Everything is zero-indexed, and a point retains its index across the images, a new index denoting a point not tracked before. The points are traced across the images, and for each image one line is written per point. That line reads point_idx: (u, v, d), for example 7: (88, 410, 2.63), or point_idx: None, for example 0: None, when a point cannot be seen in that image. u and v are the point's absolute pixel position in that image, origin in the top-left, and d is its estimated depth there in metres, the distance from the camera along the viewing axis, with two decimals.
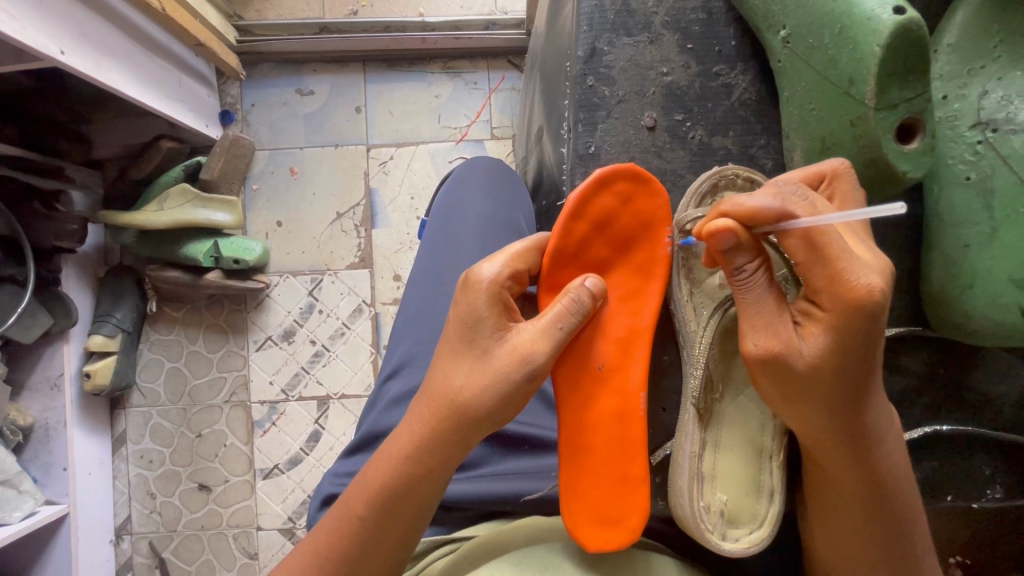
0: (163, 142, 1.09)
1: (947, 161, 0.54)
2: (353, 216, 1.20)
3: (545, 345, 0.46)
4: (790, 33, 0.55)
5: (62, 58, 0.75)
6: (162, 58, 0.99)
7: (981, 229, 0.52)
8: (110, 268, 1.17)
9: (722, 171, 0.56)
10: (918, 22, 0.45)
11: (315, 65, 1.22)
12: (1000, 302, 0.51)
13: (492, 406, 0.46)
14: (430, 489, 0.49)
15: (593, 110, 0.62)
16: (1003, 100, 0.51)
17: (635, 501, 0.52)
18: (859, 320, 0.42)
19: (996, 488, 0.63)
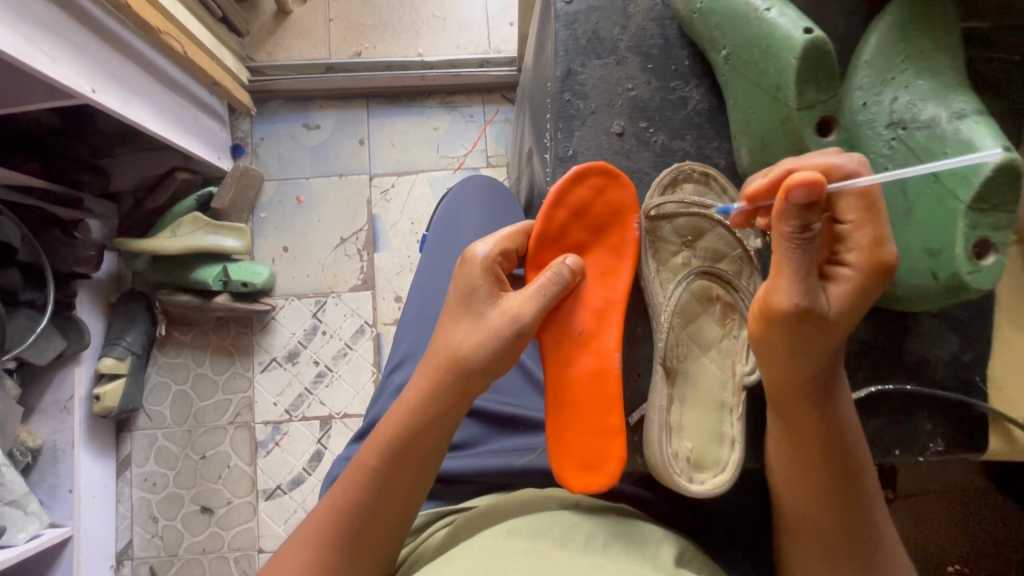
0: (178, 173, 1.16)
1: (868, 157, 0.55)
2: (356, 240, 1.26)
3: (532, 309, 0.51)
4: (729, 52, 0.61)
5: (93, 97, 0.82)
6: (180, 96, 1.07)
7: (898, 210, 0.54)
8: (122, 293, 1.22)
9: (680, 167, 0.62)
10: (824, 40, 0.53)
11: (322, 102, 1.31)
12: (919, 272, 0.53)
13: (487, 363, 0.50)
14: (433, 444, 0.51)
15: (569, 120, 0.67)
16: (911, 103, 0.53)
17: (613, 447, 0.54)
18: (877, 276, 0.48)
19: (938, 441, 0.63)
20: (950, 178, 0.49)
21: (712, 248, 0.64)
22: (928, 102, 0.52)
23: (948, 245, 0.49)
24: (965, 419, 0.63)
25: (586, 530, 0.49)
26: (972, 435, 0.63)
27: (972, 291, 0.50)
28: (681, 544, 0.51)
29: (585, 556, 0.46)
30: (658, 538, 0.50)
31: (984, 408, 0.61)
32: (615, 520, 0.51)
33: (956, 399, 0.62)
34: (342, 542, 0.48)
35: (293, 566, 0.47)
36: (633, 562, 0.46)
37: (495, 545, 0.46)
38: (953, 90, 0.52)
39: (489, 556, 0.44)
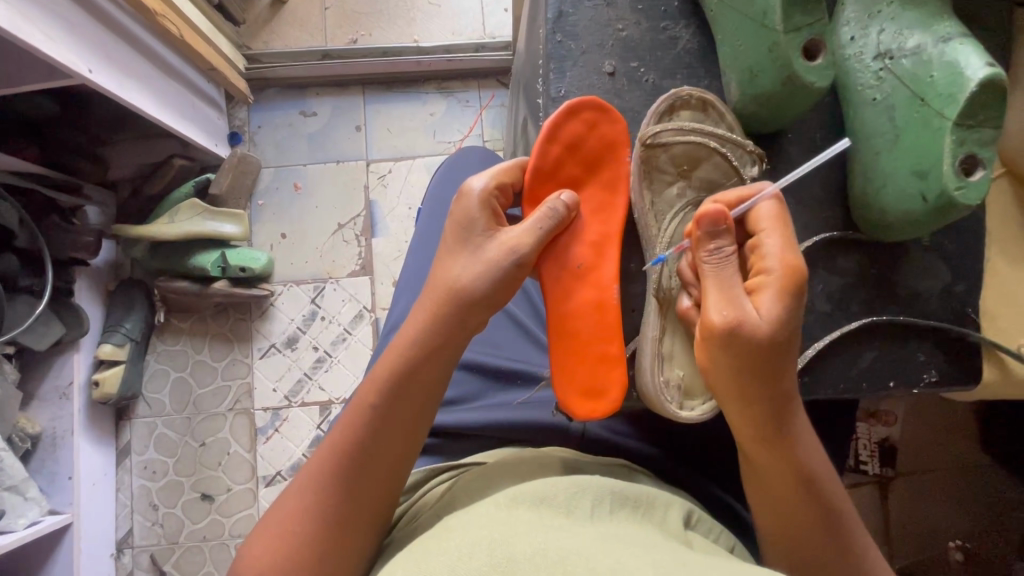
0: (176, 160, 1.16)
1: (856, 89, 0.55)
2: (354, 226, 1.26)
3: (531, 240, 0.52)
4: None
5: (90, 76, 0.82)
6: (176, 81, 1.07)
7: (886, 137, 0.53)
8: (120, 281, 1.22)
9: (678, 92, 0.59)
10: None
11: (318, 89, 1.31)
12: (907, 194, 0.52)
13: (487, 292, 0.52)
14: (434, 376, 0.52)
15: (561, 61, 0.62)
16: (897, 33, 0.52)
17: (614, 374, 0.54)
18: (797, 283, 0.48)
19: (931, 372, 0.61)
20: (936, 97, 0.49)
21: (708, 178, 0.60)
22: (914, 30, 0.51)
23: (937, 163, 0.49)
24: (958, 351, 0.61)
25: (593, 493, 0.42)
26: (965, 368, 0.61)
27: (961, 208, 0.49)
28: (690, 509, 0.47)
29: (595, 523, 0.39)
30: (665, 501, 0.45)
31: (976, 337, 0.59)
32: (624, 485, 0.45)
33: (951, 328, 0.60)
34: (341, 482, 0.48)
35: (293, 507, 0.47)
36: (644, 531, 0.40)
37: (489, 513, 0.40)
38: (938, 16, 0.51)
39: (485, 524, 0.37)
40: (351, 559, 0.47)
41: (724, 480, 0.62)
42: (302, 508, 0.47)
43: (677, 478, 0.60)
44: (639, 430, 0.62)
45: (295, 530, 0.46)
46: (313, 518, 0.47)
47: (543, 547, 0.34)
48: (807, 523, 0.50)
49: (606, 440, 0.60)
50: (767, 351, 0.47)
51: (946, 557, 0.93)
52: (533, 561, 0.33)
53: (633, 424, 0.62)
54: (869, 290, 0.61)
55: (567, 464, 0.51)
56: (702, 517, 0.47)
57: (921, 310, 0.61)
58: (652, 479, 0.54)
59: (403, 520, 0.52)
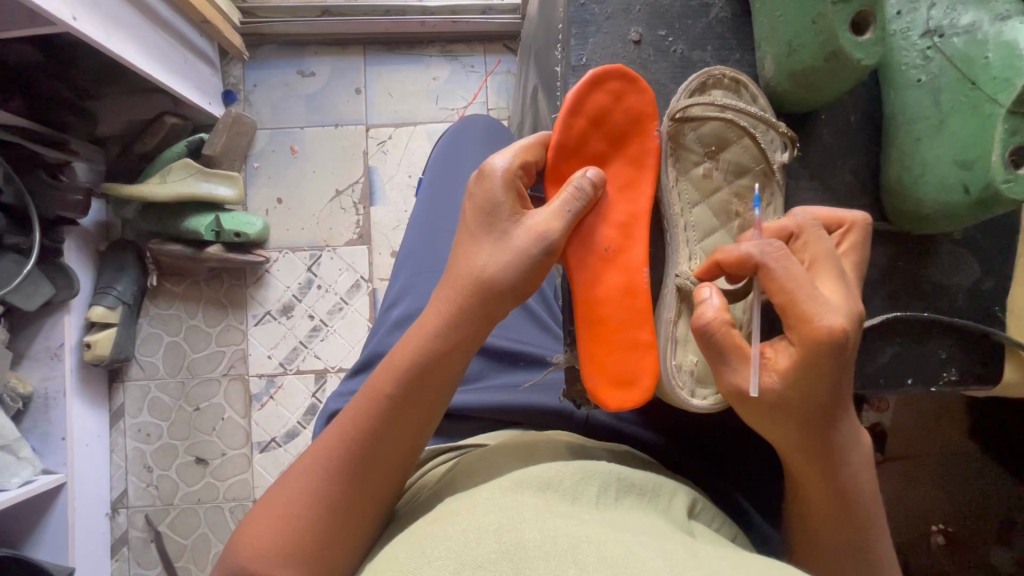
0: (167, 118, 1.11)
1: (901, 68, 0.52)
2: (352, 193, 1.23)
3: (559, 226, 0.49)
4: None
5: (75, 25, 0.77)
6: (166, 33, 1.02)
7: (929, 123, 0.50)
8: (111, 242, 1.19)
9: (710, 70, 0.56)
10: None
11: (317, 48, 1.25)
12: (947, 184, 0.49)
13: (514, 282, 0.49)
14: (452, 366, 0.50)
15: (584, 25, 0.58)
16: (949, 8, 0.49)
17: (645, 362, 0.52)
18: (831, 352, 0.42)
19: (952, 370, 0.60)
20: (988, 82, 0.47)
21: (737, 161, 0.56)
22: (969, 6, 0.49)
23: (985, 152, 0.47)
24: (979, 350, 0.60)
25: (599, 480, 0.42)
26: (986, 367, 0.60)
27: (1007, 201, 0.47)
28: (693, 495, 0.47)
29: (600, 510, 0.39)
30: (670, 489, 0.45)
31: (1002, 336, 0.58)
32: (630, 471, 0.44)
33: (976, 328, 0.59)
34: (351, 469, 0.47)
35: (300, 490, 0.47)
36: (651, 519, 0.40)
37: (495, 495, 0.39)
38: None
39: (491, 510, 0.36)
40: (354, 543, 0.47)
41: (726, 468, 0.62)
42: (309, 492, 0.46)
43: (678, 465, 0.60)
44: (644, 416, 0.61)
45: (300, 514, 0.46)
46: (319, 505, 0.46)
47: (553, 534, 0.33)
48: (832, 537, 0.51)
49: (609, 426, 0.60)
50: (794, 398, 0.45)
51: (928, 539, 0.97)
52: (543, 549, 0.32)
53: (638, 411, 0.62)
54: (885, 283, 0.60)
55: (573, 450, 0.51)
56: (703, 503, 0.47)
57: (937, 304, 0.60)
58: (657, 468, 0.54)
59: (405, 499, 0.52)
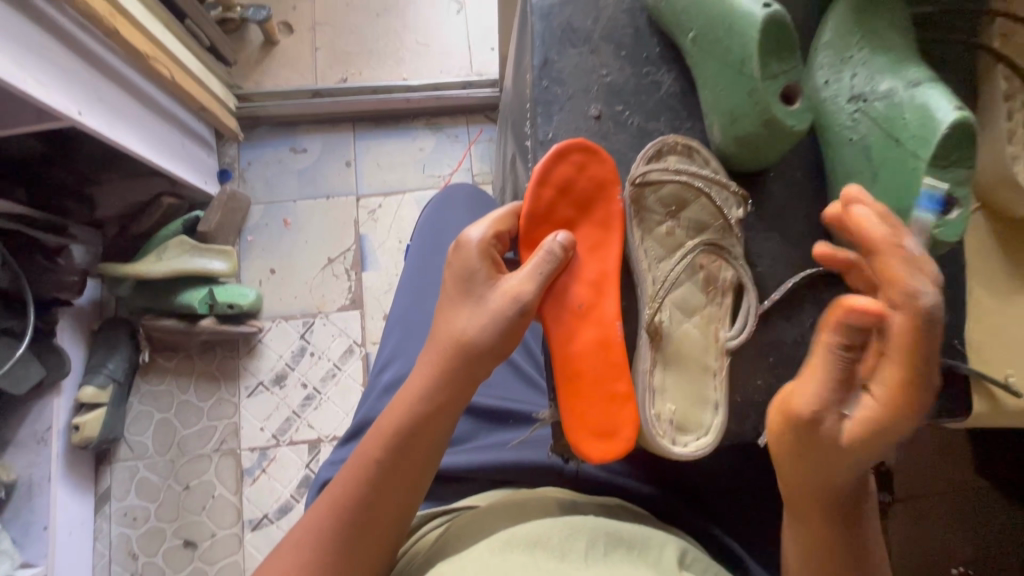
0: (164, 199, 1.16)
1: (834, 129, 0.56)
2: (344, 260, 1.26)
3: (531, 288, 0.51)
4: (696, 35, 0.56)
5: (80, 119, 0.83)
6: (166, 121, 1.08)
7: (863, 176, 0.54)
8: (105, 320, 1.20)
9: (664, 138, 0.58)
10: (784, 15, 0.51)
11: (308, 127, 1.33)
12: (890, 233, 0.52)
13: (492, 343, 0.51)
14: (439, 428, 0.51)
15: (548, 105, 0.61)
16: (868, 77, 0.54)
17: (625, 413, 0.52)
18: (913, 406, 0.43)
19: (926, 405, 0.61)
20: (909, 138, 0.51)
21: (697, 219, 0.59)
22: (884, 75, 0.54)
23: (914, 201, 0.51)
24: (949, 383, 0.60)
25: (588, 534, 0.42)
26: (955, 400, 0.60)
27: (943, 242, 0.51)
28: (683, 544, 0.46)
29: (591, 566, 0.39)
30: (660, 540, 0.44)
31: (966, 369, 0.59)
32: (619, 524, 0.44)
33: (942, 364, 0.59)
34: (341, 538, 0.47)
35: (287, 565, 0.45)
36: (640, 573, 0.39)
37: (485, 558, 0.39)
38: (903, 61, 0.54)
39: None
40: None
41: (723, 518, 0.61)
42: (297, 566, 0.45)
43: (676, 519, 0.59)
44: (638, 470, 0.61)
45: None
46: None
47: None
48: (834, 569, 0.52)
49: (604, 482, 0.59)
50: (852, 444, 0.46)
51: None
52: None
53: (632, 465, 0.61)
54: None
55: (565, 507, 0.50)
56: (692, 550, 0.46)
57: None
58: (650, 520, 0.53)
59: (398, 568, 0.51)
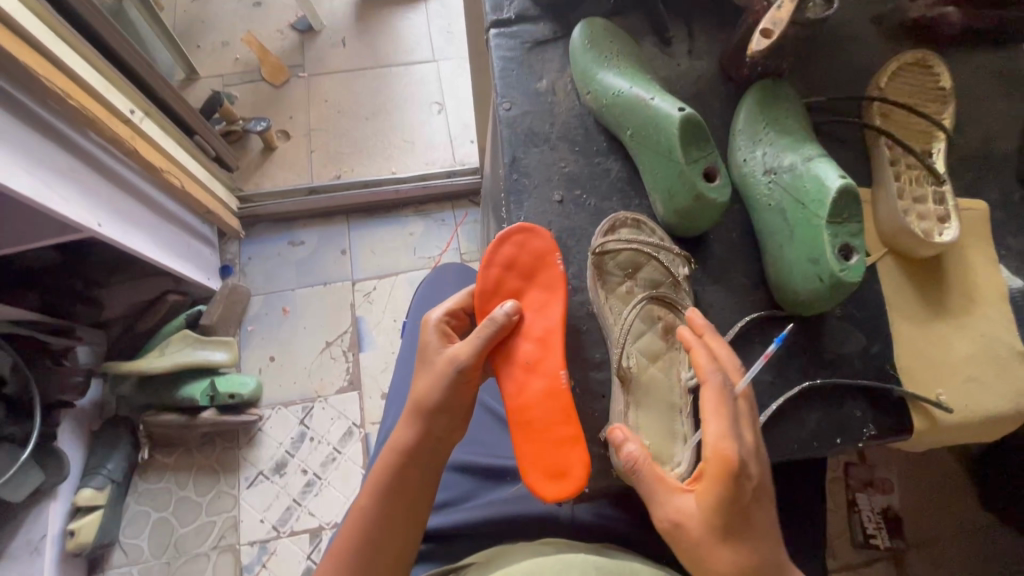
0: (169, 296, 1.22)
1: (754, 197, 0.61)
2: (341, 342, 1.31)
3: (470, 351, 0.56)
4: (633, 132, 0.62)
5: (99, 229, 0.91)
6: (174, 224, 1.17)
7: (782, 235, 0.58)
8: (105, 420, 1.21)
9: (614, 215, 0.63)
10: (698, 115, 0.57)
11: (306, 221, 1.43)
12: (810, 282, 0.56)
13: (441, 401, 0.56)
14: (419, 476, 0.56)
15: (519, 193, 0.65)
16: (773, 154, 0.60)
17: (575, 456, 0.55)
18: (722, 482, 0.45)
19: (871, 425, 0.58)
20: (810, 201, 0.56)
21: (652, 279, 0.64)
22: (786, 152, 0.59)
23: (821, 252, 0.55)
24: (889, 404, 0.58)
25: (577, 568, 0.46)
26: (893, 419, 0.58)
27: (849, 285, 0.54)
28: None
29: None
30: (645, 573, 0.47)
31: (897, 390, 0.57)
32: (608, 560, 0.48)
33: (873, 386, 0.58)
34: None
35: None
36: None
37: None
38: (802, 142, 0.60)
39: None
40: None
41: None
42: None
43: None
44: (636, 524, 0.63)
45: None
46: None
47: None
48: None
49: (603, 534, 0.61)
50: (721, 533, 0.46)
51: None
52: None
53: (629, 519, 0.63)
54: None
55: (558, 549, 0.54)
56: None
57: None
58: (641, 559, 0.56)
59: None
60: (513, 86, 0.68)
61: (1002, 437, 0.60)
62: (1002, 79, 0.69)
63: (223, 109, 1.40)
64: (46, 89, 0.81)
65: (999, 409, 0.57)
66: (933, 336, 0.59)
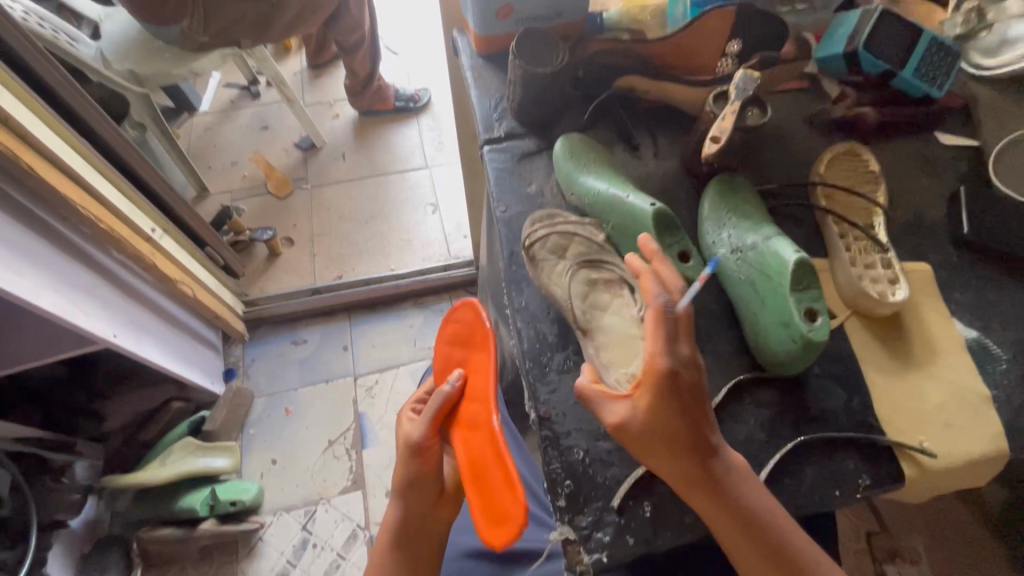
0: (173, 403, 1.24)
1: (727, 274, 0.67)
2: (344, 440, 1.30)
3: (417, 428, 0.63)
4: (614, 226, 0.70)
5: (113, 339, 0.94)
6: (181, 331, 1.21)
7: (755, 304, 0.64)
8: (97, 542, 1.15)
9: (533, 215, 0.73)
10: (667, 209, 0.66)
11: (308, 321, 1.47)
12: (785, 345, 0.60)
13: (405, 480, 0.62)
14: (416, 546, 0.63)
15: (520, 280, 0.70)
16: (735, 235, 0.68)
17: (508, 495, 0.52)
18: (657, 388, 0.51)
19: (863, 476, 0.60)
20: (774, 273, 0.62)
21: (580, 252, 0.71)
22: (749, 232, 0.67)
23: (790, 316, 0.60)
24: (880, 457, 0.60)
25: None
26: (881, 469, 0.60)
27: (819, 344, 0.59)
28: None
29: None
30: None
31: (881, 440, 0.60)
32: None
33: (857, 437, 0.60)
34: None
35: None
36: None
37: None
38: (761, 224, 0.68)
39: None
40: None
41: None
42: None
43: None
44: None
45: None
46: None
47: None
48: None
49: None
50: (661, 435, 0.51)
51: None
52: None
53: None
54: None
55: None
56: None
57: None
58: None
59: None
60: (507, 190, 0.77)
61: (986, 479, 0.62)
62: (924, 160, 0.79)
63: (232, 222, 1.50)
64: (77, 213, 0.89)
65: (981, 451, 0.59)
66: (915, 388, 0.63)
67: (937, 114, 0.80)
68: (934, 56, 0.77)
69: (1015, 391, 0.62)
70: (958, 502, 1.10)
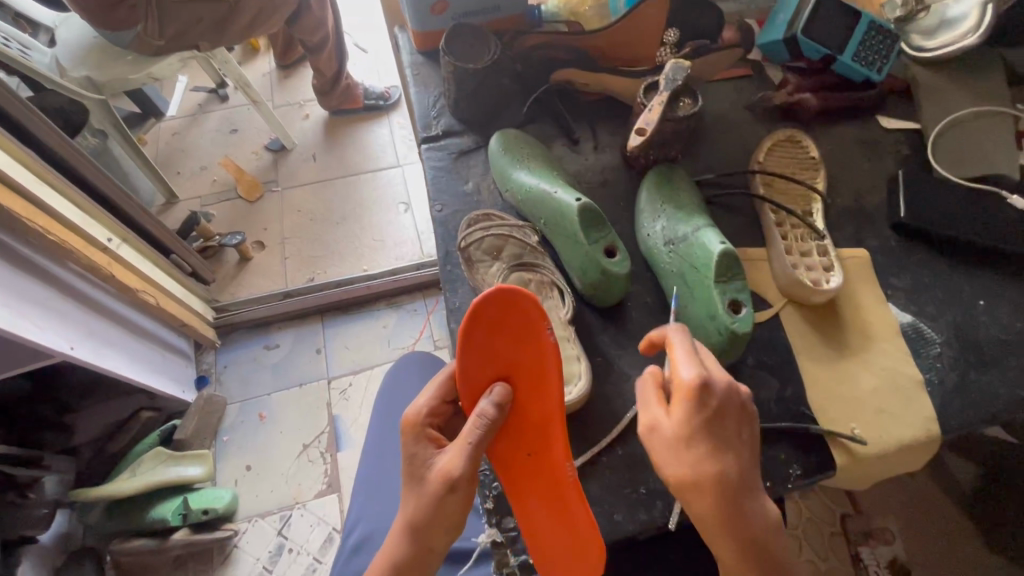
0: (143, 412, 1.23)
1: (659, 266, 0.70)
2: (319, 444, 1.30)
3: (463, 462, 0.53)
4: (545, 222, 0.72)
5: (70, 353, 0.93)
6: (148, 341, 1.19)
7: (682, 294, 0.67)
8: (68, 556, 1.13)
9: (472, 216, 0.75)
10: (592, 204, 0.67)
11: (279, 324, 1.46)
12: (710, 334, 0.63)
13: (428, 518, 0.53)
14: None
15: (453, 280, 0.74)
16: (667, 227, 0.70)
17: (578, 541, 0.59)
18: (701, 406, 0.49)
19: (795, 466, 0.63)
20: (700, 265, 0.65)
21: (515, 254, 0.73)
22: (681, 223, 0.69)
23: (714, 306, 0.63)
24: (811, 446, 0.64)
25: None
26: (814, 459, 0.63)
27: (743, 335, 0.61)
28: None
29: None
30: None
31: (815, 429, 0.63)
32: None
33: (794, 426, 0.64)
34: None
35: None
36: None
37: None
38: (692, 215, 0.70)
39: None
40: None
41: None
42: None
43: None
44: None
45: None
46: None
47: None
48: None
49: None
50: (701, 456, 0.49)
51: None
52: None
53: None
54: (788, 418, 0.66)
55: None
56: None
57: None
58: None
59: None
60: (443, 191, 0.80)
61: (919, 464, 0.66)
62: (865, 147, 0.84)
63: (200, 228, 1.48)
64: (26, 227, 0.87)
65: (911, 437, 0.63)
66: (843, 374, 0.67)
67: (880, 98, 0.85)
68: (874, 40, 0.81)
69: (947, 373, 0.67)
70: (929, 482, 1.10)
